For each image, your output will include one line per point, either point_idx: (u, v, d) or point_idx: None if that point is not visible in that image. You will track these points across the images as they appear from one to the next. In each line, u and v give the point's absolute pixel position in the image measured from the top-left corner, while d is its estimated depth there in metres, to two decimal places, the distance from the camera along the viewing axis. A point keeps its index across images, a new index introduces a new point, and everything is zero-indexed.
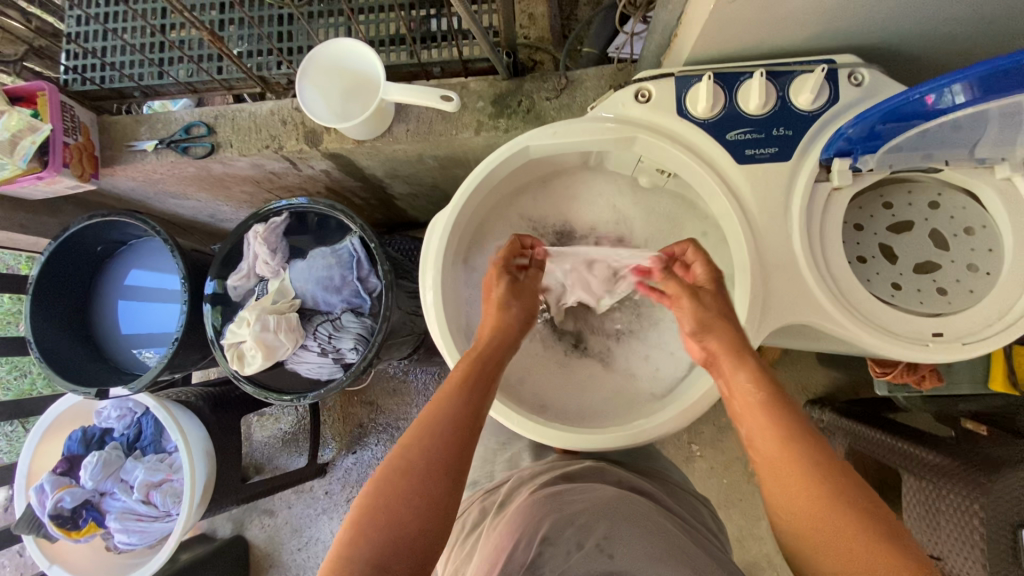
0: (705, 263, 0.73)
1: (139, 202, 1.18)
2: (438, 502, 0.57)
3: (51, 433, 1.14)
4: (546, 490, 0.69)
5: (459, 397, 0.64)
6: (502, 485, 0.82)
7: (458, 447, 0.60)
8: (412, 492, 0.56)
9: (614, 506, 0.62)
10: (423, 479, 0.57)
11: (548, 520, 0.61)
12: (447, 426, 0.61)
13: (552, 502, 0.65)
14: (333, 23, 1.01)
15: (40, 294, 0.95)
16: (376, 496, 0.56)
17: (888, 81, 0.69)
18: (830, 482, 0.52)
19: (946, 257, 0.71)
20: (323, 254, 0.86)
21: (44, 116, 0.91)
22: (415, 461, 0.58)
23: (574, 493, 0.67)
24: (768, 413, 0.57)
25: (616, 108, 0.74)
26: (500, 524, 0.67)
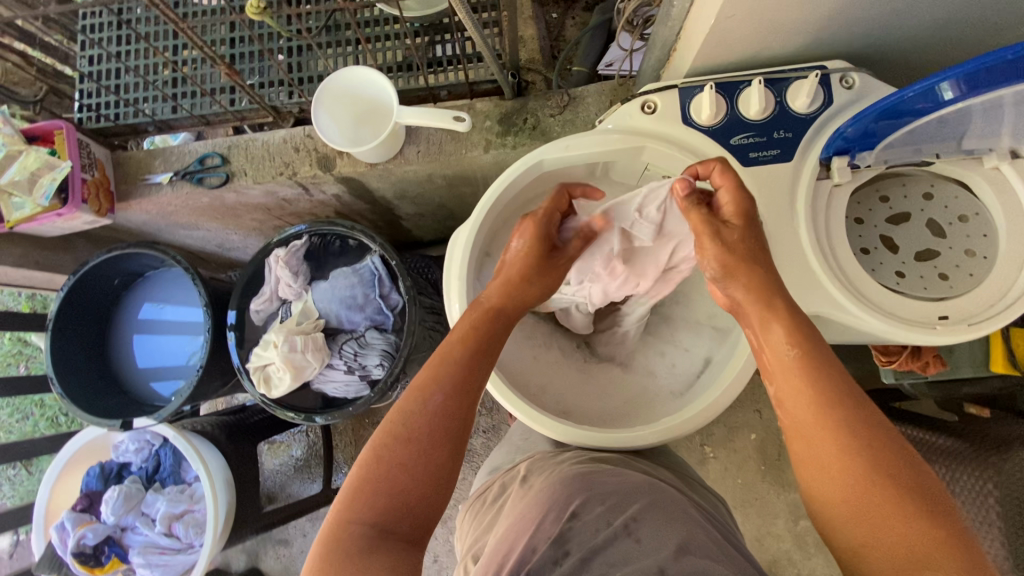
0: (733, 189, 0.65)
1: (149, 235, 1.19)
2: (437, 471, 0.58)
3: (67, 471, 1.13)
4: (574, 468, 0.70)
5: (461, 365, 0.64)
6: (520, 464, 0.83)
7: (456, 414, 0.61)
8: (412, 461, 0.58)
9: (638, 487, 0.65)
10: (423, 449, 0.58)
11: (579, 498, 0.63)
12: (447, 394, 0.61)
13: (581, 479, 0.67)
14: (339, 53, 1.05)
15: (60, 329, 0.96)
16: (377, 465, 0.57)
17: (877, 83, 0.74)
18: (869, 452, 0.52)
19: (944, 245, 0.75)
20: (345, 274, 0.88)
21: (62, 154, 0.93)
22: (416, 431, 0.59)
23: (605, 474, 0.68)
24: (806, 372, 0.56)
25: (624, 120, 0.78)
26: (526, 500, 0.69)
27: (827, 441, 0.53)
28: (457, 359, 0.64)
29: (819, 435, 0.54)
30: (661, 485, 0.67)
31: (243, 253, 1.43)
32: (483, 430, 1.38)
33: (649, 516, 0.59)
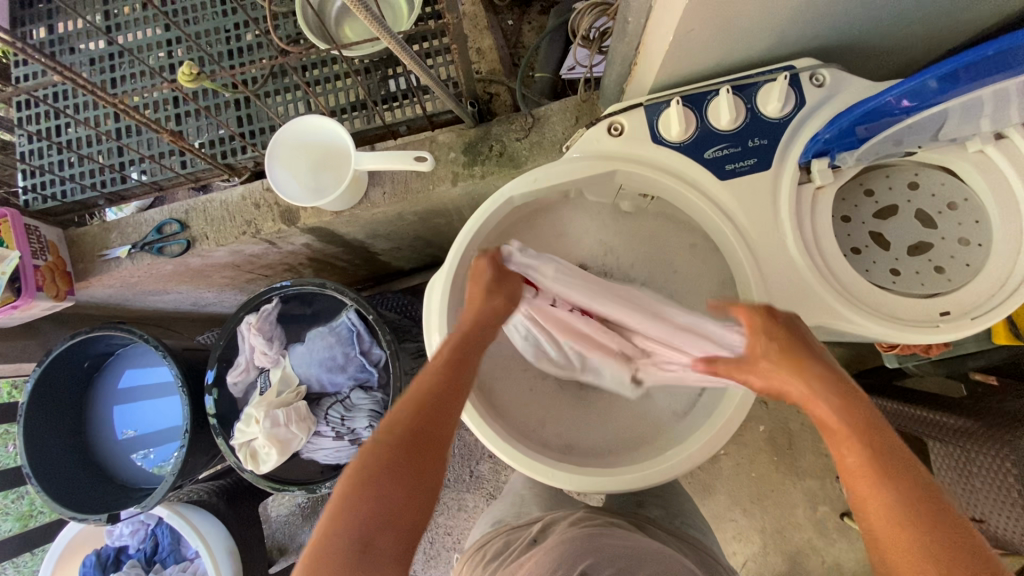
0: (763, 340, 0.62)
1: (118, 306, 1.14)
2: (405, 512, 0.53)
3: (63, 563, 1.08)
4: (575, 530, 0.67)
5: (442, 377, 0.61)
6: (530, 522, 0.79)
7: (439, 433, 0.57)
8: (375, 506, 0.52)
9: (645, 552, 0.62)
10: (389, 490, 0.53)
11: (588, 559, 0.58)
12: (408, 431, 0.56)
13: (589, 542, 0.62)
14: (290, 99, 1.01)
15: (32, 424, 0.91)
16: (337, 517, 0.51)
17: (848, 77, 0.71)
18: (941, 546, 0.46)
19: (936, 235, 0.72)
20: (321, 335, 0.85)
21: (10, 243, 0.88)
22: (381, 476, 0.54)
23: (611, 537, 0.65)
24: (883, 479, 0.50)
25: (592, 145, 0.75)
26: (529, 559, 0.64)
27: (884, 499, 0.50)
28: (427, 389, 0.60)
29: (875, 493, 0.50)
30: (678, 556, 0.64)
31: (221, 308, 1.39)
32: (489, 459, 1.34)
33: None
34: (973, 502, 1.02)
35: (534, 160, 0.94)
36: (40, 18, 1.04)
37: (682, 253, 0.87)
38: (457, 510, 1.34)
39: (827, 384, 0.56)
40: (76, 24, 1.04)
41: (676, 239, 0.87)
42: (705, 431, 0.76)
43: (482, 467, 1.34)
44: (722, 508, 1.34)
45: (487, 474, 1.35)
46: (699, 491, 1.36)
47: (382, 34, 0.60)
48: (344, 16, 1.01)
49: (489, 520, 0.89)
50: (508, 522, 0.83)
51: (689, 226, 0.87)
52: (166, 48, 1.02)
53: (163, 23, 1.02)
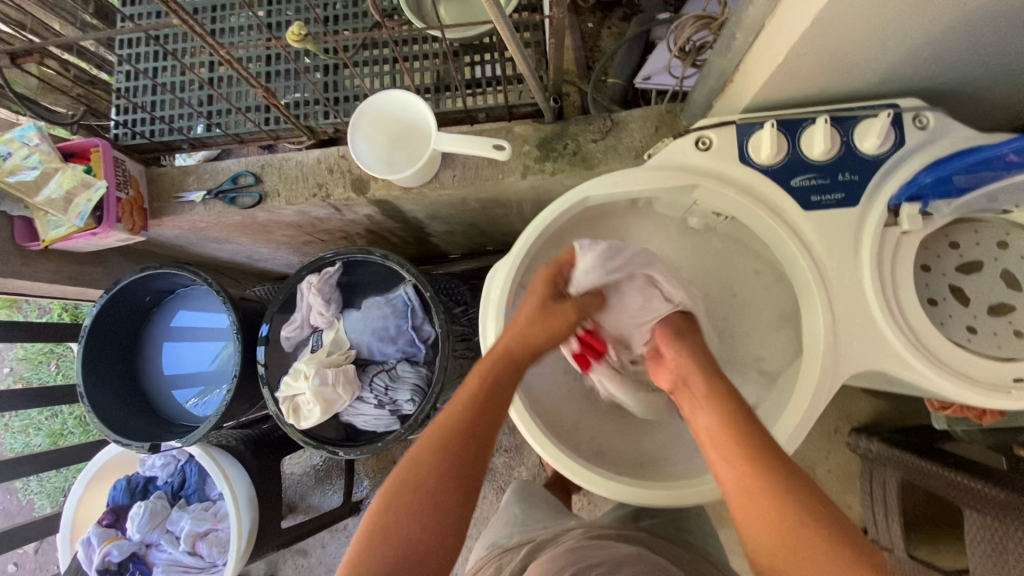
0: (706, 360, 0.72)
1: (181, 248, 1.19)
2: (452, 512, 0.58)
3: (95, 483, 1.14)
4: (570, 544, 0.66)
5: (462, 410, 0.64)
6: (522, 545, 0.79)
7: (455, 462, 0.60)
8: (423, 510, 0.57)
9: (635, 560, 0.61)
10: (433, 494, 0.58)
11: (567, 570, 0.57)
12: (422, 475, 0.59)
13: (572, 556, 0.62)
14: (377, 71, 1.03)
15: (93, 346, 0.96)
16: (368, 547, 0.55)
17: (955, 123, 0.68)
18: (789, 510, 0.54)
19: (1021, 298, 0.69)
20: (377, 304, 0.86)
21: (98, 172, 0.92)
22: (424, 480, 0.58)
23: (592, 548, 0.64)
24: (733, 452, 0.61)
25: (676, 156, 0.74)
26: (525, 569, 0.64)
27: (764, 505, 0.56)
28: (466, 405, 0.64)
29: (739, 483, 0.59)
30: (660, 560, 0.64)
31: (272, 265, 1.43)
32: (507, 452, 1.35)
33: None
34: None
35: (607, 163, 0.94)
36: None
37: (745, 278, 0.86)
38: None
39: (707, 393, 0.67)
40: None
41: (741, 263, 0.87)
42: None
43: (498, 460, 1.34)
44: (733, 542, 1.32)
45: (503, 467, 1.35)
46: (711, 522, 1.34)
47: (495, 15, 0.63)
48: None
49: (486, 541, 0.90)
50: (502, 544, 0.83)
51: (756, 252, 0.86)
52: (264, 6, 1.05)
53: None
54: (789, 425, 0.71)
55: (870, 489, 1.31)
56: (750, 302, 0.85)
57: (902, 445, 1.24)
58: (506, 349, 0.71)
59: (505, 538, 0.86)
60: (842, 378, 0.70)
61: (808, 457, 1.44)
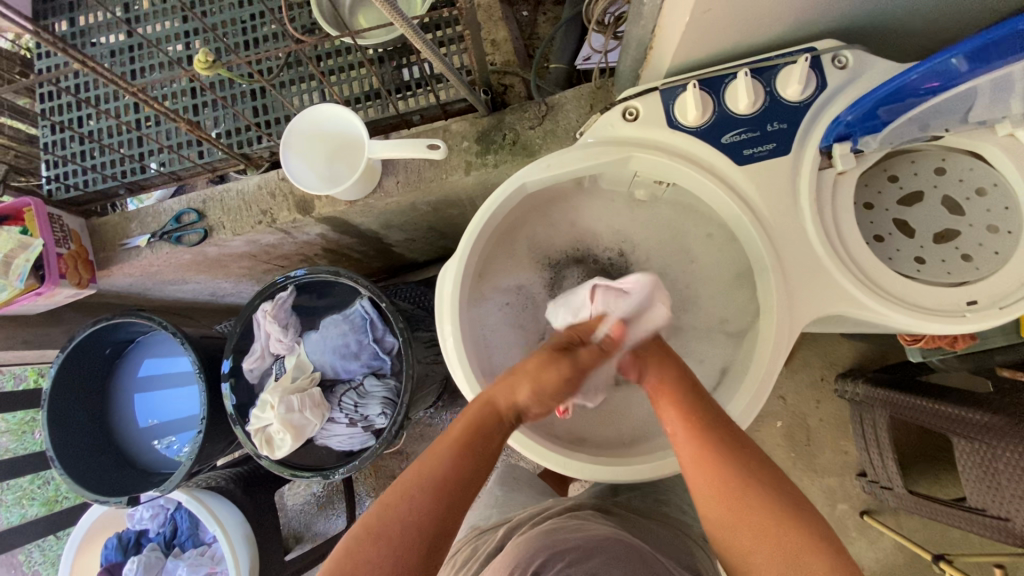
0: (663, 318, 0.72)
1: (138, 294, 1.17)
2: (416, 560, 0.57)
3: (86, 545, 1.11)
4: (543, 526, 0.65)
5: (447, 462, 0.63)
6: (496, 527, 0.79)
7: (435, 517, 0.59)
8: (383, 564, 0.56)
9: (602, 542, 0.60)
10: (408, 534, 0.58)
11: (540, 557, 0.56)
12: (394, 531, 0.58)
13: (546, 539, 0.60)
14: (306, 88, 1.01)
15: (58, 408, 0.94)
16: None
17: (872, 58, 0.68)
18: (749, 482, 0.58)
19: (964, 222, 0.70)
20: (335, 322, 0.85)
21: (33, 231, 0.90)
22: (388, 528, 0.58)
23: (568, 530, 0.63)
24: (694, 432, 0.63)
25: (606, 129, 0.73)
26: (498, 558, 0.63)
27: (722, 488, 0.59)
28: (445, 454, 0.63)
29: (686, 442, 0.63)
30: (630, 540, 0.62)
31: (239, 297, 1.42)
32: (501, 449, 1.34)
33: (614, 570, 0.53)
34: (999, 500, 0.99)
35: (547, 148, 0.93)
36: (62, 11, 1.07)
37: (698, 241, 0.87)
38: None
39: (678, 398, 0.67)
40: (97, 17, 1.05)
41: (692, 228, 0.87)
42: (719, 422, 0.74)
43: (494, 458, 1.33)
44: None
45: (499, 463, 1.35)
46: None
47: (399, 21, 0.61)
48: (359, 6, 1.02)
49: (468, 522, 0.89)
50: (480, 525, 0.84)
51: (703, 215, 0.86)
52: (183, 39, 1.03)
53: (181, 15, 1.04)
54: (753, 382, 0.71)
55: (862, 432, 1.32)
56: (705, 265, 0.86)
57: (886, 384, 1.25)
58: (501, 408, 0.68)
59: (483, 518, 0.86)
60: (801, 325, 0.70)
61: (799, 409, 1.45)
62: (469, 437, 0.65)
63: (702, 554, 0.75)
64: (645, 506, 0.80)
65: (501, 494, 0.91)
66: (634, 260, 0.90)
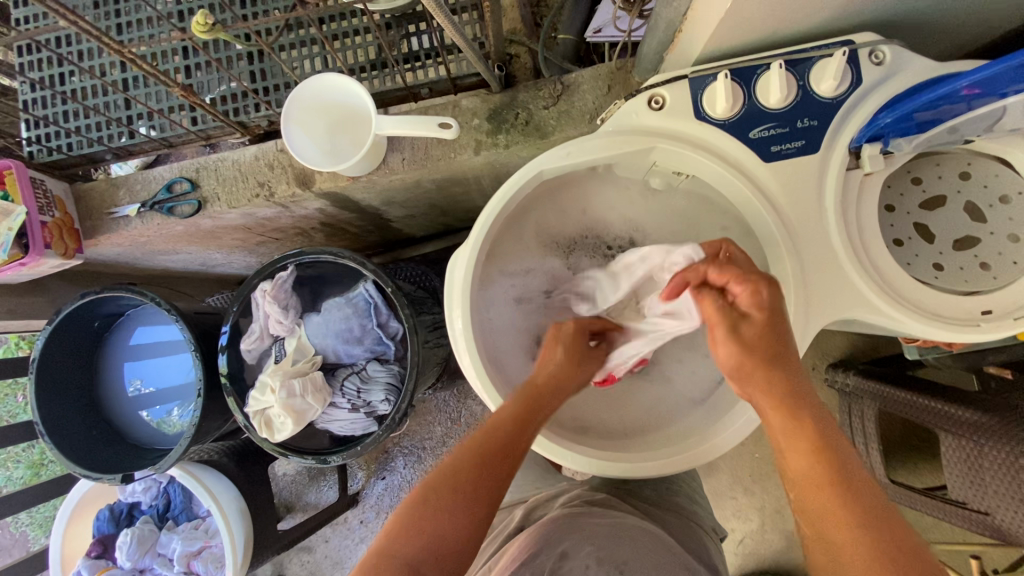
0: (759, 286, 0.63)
1: (126, 262, 1.12)
2: (482, 515, 0.59)
3: (77, 515, 1.10)
4: (563, 511, 0.66)
5: (512, 428, 0.65)
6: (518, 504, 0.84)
7: (502, 472, 0.62)
8: (454, 515, 0.58)
9: (627, 528, 0.61)
10: (470, 500, 0.59)
11: (567, 541, 0.58)
12: (467, 482, 0.60)
13: (572, 523, 0.62)
14: (307, 53, 0.95)
15: (46, 383, 0.90)
16: (399, 532, 0.57)
17: (910, 55, 0.66)
18: (864, 516, 0.51)
19: (985, 230, 0.69)
20: (337, 305, 0.82)
21: (14, 197, 0.85)
22: (461, 483, 0.60)
23: (594, 516, 0.64)
24: (801, 426, 0.57)
25: (630, 118, 0.70)
26: (515, 544, 0.64)
27: (825, 501, 0.53)
28: (509, 420, 0.66)
29: (786, 438, 0.58)
30: (652, 528, 0.63)
31: (230, 267, 1.37)
32: None
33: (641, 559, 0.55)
34: (980, 494, 1.02)
35: (562, 130, 0.89)
36: None
37: (713, 234, 0.85)
38: None
39: (774, 387, 0.60)
40: None
41: (707, 220, 0.86)
42: (727, 420, 0.74)
43: None
44: (722, 485, 1.36)
45: None
46: (702, 470, 1.37)
47: None
48: None
49: None
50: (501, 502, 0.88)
51: (720, 206, 0.84)
52: None
53: None
54: None
55: (849, 421, 1.35)
56: None
57: (877, 376, 1.27)
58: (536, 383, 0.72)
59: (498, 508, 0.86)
60: (816, 329, 0.69)
61: None
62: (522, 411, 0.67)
63: (709, 546, 0.76)
64: (649, 496, 0.80)
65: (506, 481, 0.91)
66: (645, 250, 0.88)
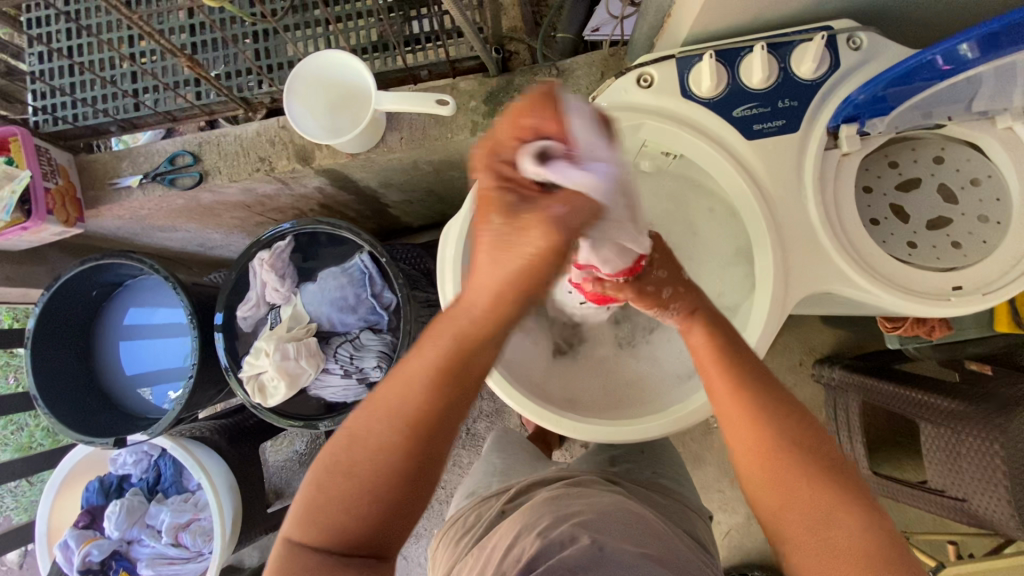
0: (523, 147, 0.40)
1: (126, 237, 1.14)
2: (394, 507, 0.45)
3: (66, 487, 1.11)
4: (548, 492, 0.68)
5: (425, 391, 0.44)
6: (500, 492, 0.80)
7: (411, 457, 0.44)
8: (350, 504, 0.44)
9: (600, 505, 0.62)
10: (375, 477, 0.44)
11: (544, 521, 0.60)
12: (365, 473, 0.44)
13: (552, 504, 0.63)
14: (313, 34, 0.99)
15: (40, 347, 0.91)
16: (307, 527, 0.45)
17: (886, 42, 0.69)
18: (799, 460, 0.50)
19: (956, 211, 0.72)
20: (334, 275, 0.85)
21: (20, 163, 0.87)
22: (360, 465, 0.44)
23: (571, 497, 0.65)
24: (720, 367, 0.57)
25: (620, 95, 0.73)
26: (499, 529, 0.65)
27: (756, 443, 0.51)
28: (426, 382, 0.44)
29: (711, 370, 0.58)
30: (632, 506, 0.64)
31: (228, 249, 1.39)
32: (486, 416, 1.35)
33: (613, 527, 0.57)
34: (958, 483, 1.03)
35: None
36: None
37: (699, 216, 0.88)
38: (451, 465, 1.36)
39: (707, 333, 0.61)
40: None
41: (693, 203, 0.88)
42: (711, 391, 0.76)
43: (478, 425, 1.35)
44: (709, 478, 1.36)
45: (482, 430, 1.36)
46: (690, 461, 1.38)
47: None
48: None
49: (464, 491, 0.90)
50: (484, 493, 0.84)
51: (707, 190, 0.87)
52: None
53: None
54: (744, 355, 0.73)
55: (835, 415, 1.37)
56: (706, 239, 0.88)
57: (861, 370, 1.29)
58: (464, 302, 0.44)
59: (492, 484, 0.86)
60: (794, 301, 0.71)
61: None
62: (444, 364, 0.44)
63: (701, 526, 0.76)
64: (642, 479, 0.81)
65: (499, 462, 0.92)
66: None
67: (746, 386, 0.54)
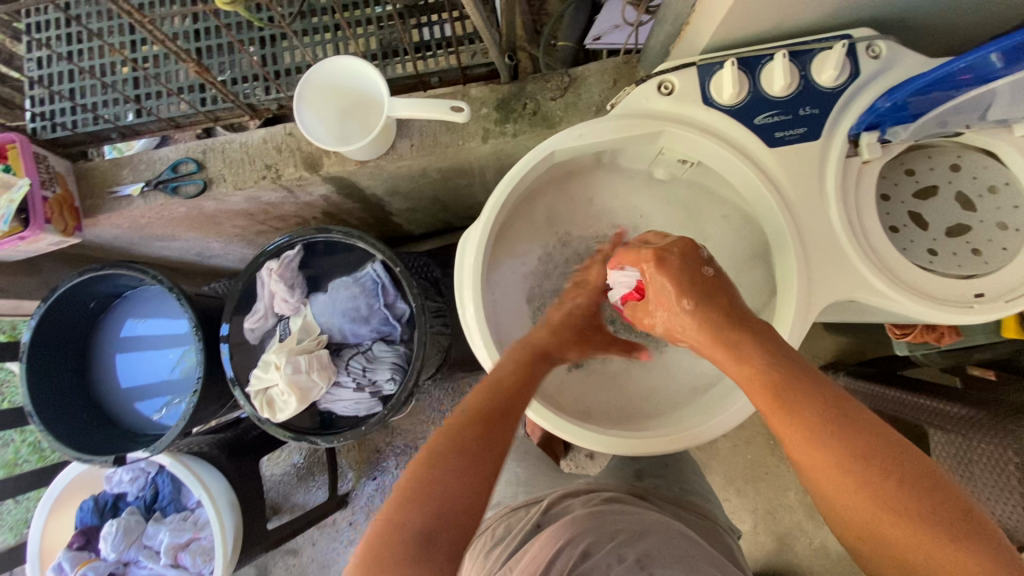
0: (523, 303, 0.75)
1: (122, 246, 1.10)
2: (471, 503, 0.52)
3: (58, 508, 1.06)
4: (582, 509, 0.66)
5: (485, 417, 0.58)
6: (530, 504, 0.78)
7: (488, 452, 0.56)
8: (447, 489, 0.52)
9: (651, 524, 0.62)
10: (460, 484, 0.52)
11: (586, 538, 0.58)
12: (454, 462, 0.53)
13: (596, 519, 0.62)
14: (320, 40, 0.98)
15: (35, 362, 0.88)
16: (391, 530, 0.49)
17: (904, 51, 0.70)
18: (859, 461, 0.49)
19: (975, 219, 0.72)
20: (345, 284, 0.82)
21: (17, 170, 0.84)
22: (443, 477, 0.52)
23: (613, 513, 0.64)
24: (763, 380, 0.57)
25: (640, 102, 0.73)
26: (534, 544, 0.63)
27: (811, 450, 0.51)
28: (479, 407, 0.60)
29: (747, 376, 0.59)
30: (680, 526, 0.64)
31: (226, 258, 1.35)
32: None
33: (663, 550, 0.56)
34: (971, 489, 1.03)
35: (568, 121, 0.91)
36: None
37: (715, 224, 0.87)
38: None
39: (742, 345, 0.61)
40: None
41: (709, 210, 0.88)
42: (733, 401, 0.75)
43: None
44: (717, 487, 1.35)
45: None
46: None
47: None
48: None
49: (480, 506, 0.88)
50: (507, 505, 0.82)
51: (722, 198, 0.87)
52: None
53: None
54: None
55: None
56: (722, 247, 0.87)
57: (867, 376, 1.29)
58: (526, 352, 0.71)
59: (509, 497, 0.84)
60: (818, 309, 0.71)
61: None
62: (501, 399, 0.62)
63: (725, 538, 0.75)
64: (664, 491, 0.80)
65: (514, 476, 0.90)
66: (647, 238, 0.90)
67: (788, 396, 0.54)
